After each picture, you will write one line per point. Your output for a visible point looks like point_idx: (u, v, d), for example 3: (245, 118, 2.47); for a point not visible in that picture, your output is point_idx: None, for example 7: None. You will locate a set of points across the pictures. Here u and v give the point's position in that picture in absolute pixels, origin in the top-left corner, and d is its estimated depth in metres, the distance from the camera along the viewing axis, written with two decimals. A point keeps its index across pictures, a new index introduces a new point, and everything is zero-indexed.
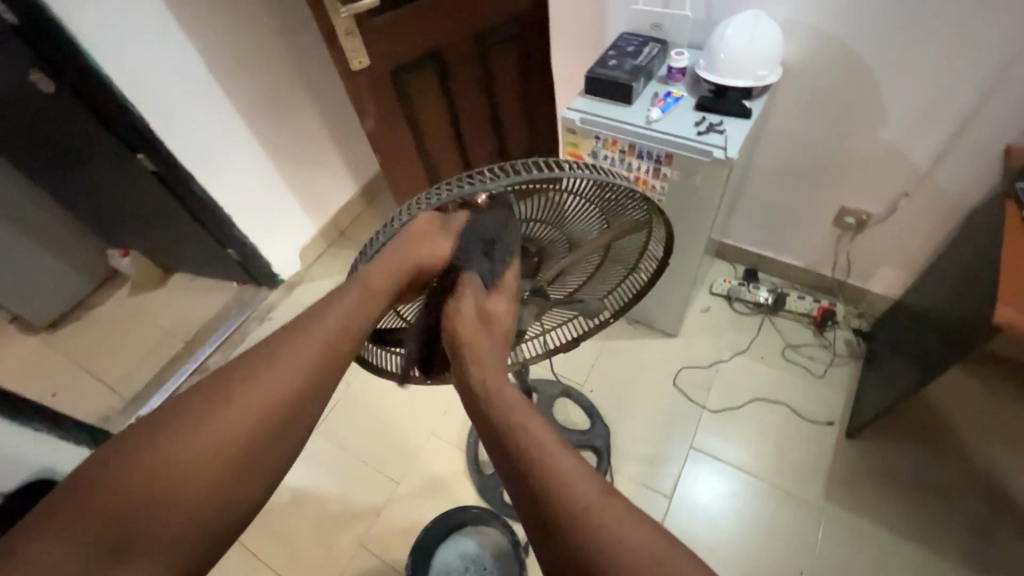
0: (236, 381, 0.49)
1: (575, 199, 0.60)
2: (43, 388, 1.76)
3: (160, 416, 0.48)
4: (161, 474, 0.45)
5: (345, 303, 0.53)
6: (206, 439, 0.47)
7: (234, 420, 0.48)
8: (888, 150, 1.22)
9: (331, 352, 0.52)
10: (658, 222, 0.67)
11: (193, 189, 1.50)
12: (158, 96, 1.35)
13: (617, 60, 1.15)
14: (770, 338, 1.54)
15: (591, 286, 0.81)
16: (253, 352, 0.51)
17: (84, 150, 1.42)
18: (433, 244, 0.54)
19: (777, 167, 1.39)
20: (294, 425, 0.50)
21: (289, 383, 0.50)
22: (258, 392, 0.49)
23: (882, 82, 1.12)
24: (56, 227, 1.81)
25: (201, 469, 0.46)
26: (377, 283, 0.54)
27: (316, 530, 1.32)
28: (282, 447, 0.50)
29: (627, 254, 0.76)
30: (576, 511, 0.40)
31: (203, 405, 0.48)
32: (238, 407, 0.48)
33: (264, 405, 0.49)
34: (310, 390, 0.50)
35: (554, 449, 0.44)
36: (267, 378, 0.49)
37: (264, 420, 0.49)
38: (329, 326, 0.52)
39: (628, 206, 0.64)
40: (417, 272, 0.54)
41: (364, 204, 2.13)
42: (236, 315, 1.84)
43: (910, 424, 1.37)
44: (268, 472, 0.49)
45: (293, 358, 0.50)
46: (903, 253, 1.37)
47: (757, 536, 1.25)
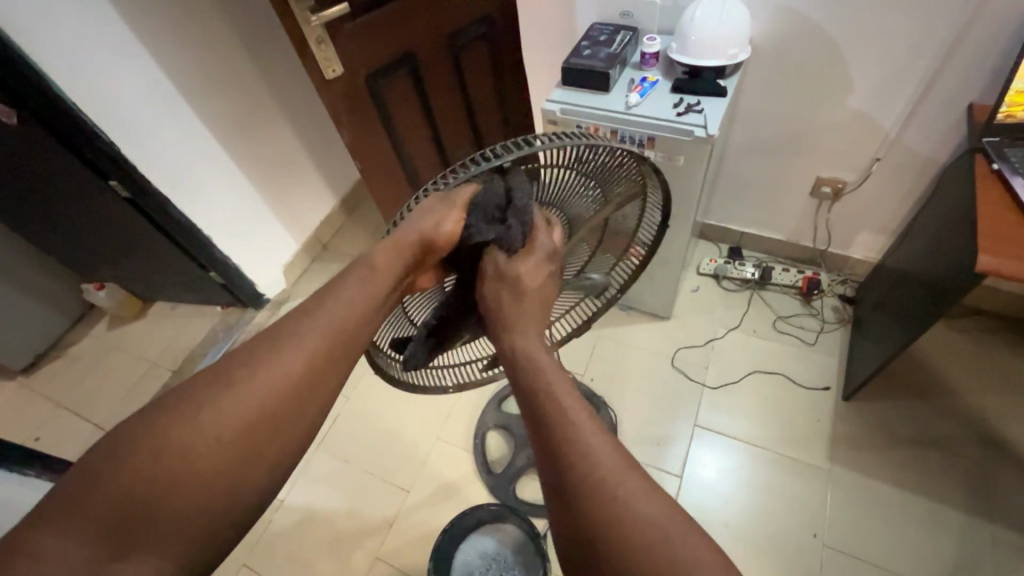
0: (246, 365, 0.48)
1: (573, 168, 0.60)
2: (26, 433, 1.69)
3: (168, 403, 0.47)
4: (169, 459, 0.44)
5: (351, 284, 0.53)
6: (216, 423, 0.46)
7: (243, 405, 0.47)
8: (859, 118, 1.26)
9: (337, 335, 0.51)
10: (653, 182, 0.68)
11: (171, 212, 1.47)
12: (128, 121, 1.32)
13: (591, 49, 1.17)
14: (760, 311, 1.57)
15: (595, 266, 0.80)
16: (262, 338, 0.50)
17: (51, 181, 1.38)
18: (439, 215, 0.52)
19: (753, 144, 1.42)
20: (303, 413, 0.49)
21: (297, 365, 0.49)
22: (267, 376, 0.48)
23: (847, 51, 1.16)
24: (25, 264, 1.75)
25: (208, 454, 0.45)
26: (382, 261, 0.54)
27: (329, 547, 1.30)
28: (289, 435, 0.49)
29: (624, 227, 0.76)
30: (591, 474, 0.41)
31: (211, 392, 0.47)
32: (247, 391, 0.47)
33: (270, 392, 0.48)
34: (318, 374, 0.50)
35: (576, 413, 0.45)
36: (276, 362, 0.49)
37: (272, 404, 0.48)
38: (338, 308, 0.52)
39: (625, 174, 0.65)
40: (422, 245, 0.54)
41: (344, 215, 2.11)
42: (225, 339, 1.80)
43: (902, 381, 1.41)
44: (275, 460, 0.48)
45: (300, 340, 0.50)
46: (880, 217, 1.42)
47: (767, 504, 1.27)
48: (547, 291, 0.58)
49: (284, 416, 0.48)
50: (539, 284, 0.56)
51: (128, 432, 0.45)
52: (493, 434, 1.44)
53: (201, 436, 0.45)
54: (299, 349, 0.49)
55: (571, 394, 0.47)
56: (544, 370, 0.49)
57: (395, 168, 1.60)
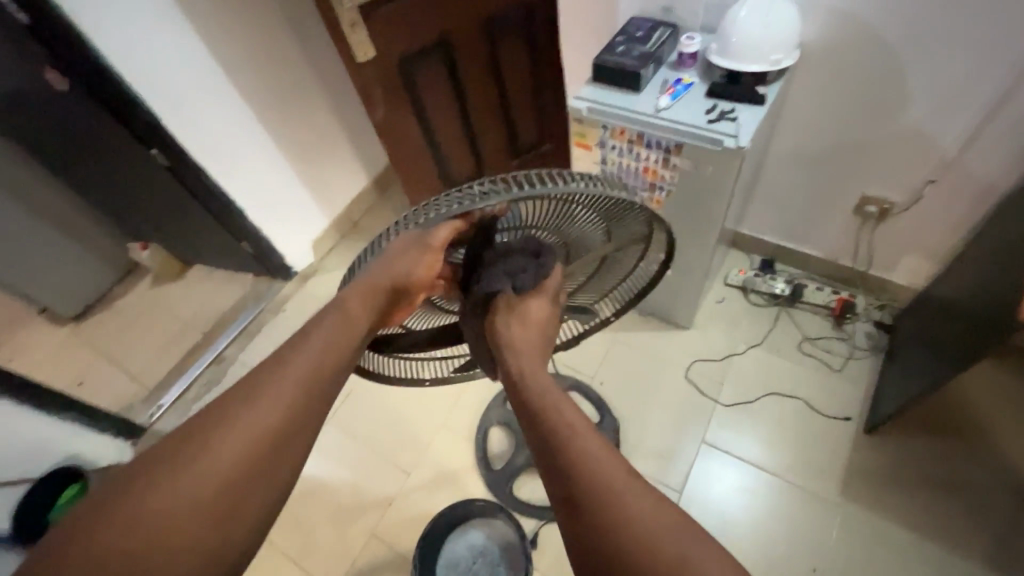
0: (222, 419, 0.50)
1: (575, 208, 0.57)
2: (71, 377, 1.82)
3: (147, 460, 0.47)
4: (146, 524, 0.44)
5: (325, 328, 0.56)
6: (199, 476, 0.47)
7: (224, 459, 0.48)
8: (914, 135, 1.16)
9: (313, 382, 0.53)
10: (660, 230, 0.65)
11: (207, 184, 1.52)
12: (168, 92, 1.36)
13: (626, 46, 1.12)
14: (786, 331, 1.50)
15: (585, 289, 0.79)
16: (235, 389, 0.52)
17: (102, 145, 1.45)
18: (414, 261, 0.55)
19: (797, 154, 1.33)
20: (283, 458, 0.50)
21: (274, 414, 0.51)
22: (248, 424, 0.50)
23: (909, 65, 1.07)
24: (79, 219, 1.86)
25: (187, 514, 0.45)
26: (354, 308, 0.57)
27: (329, 520, 1.35)
28: (272, 482, 0.50)
29: (625, 260, 0.74)
30: (602, 488, 0.46)
31: (190, 446, 0.48)
32: (225, 445, 0.48)
33: (247, 443, 0.49)
34: (296, 421, 0.51)
35: (581, 430, 0.51)
36: (252, 412, 0.50)
37: (252, 454, 0.49)
38: (313, 352, 0.54)
39: (629, 217, 0.62)
40: (394, 289, 0.57)
41: (376, 194, 2.12)
42: (253, 306, 1.86)
43: (935, 420, 1.32)
44: (256, 511, 0.49)
45: (276, 391, 0.52)
46: (929, 243, 1.32)
47: (770, 533, 1.23)
48: (551, 322, 0.62)
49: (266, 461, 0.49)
50: (534, 319, 0.60)
51: (109, 493, 0.45)
52: (495, 430, 1.44)
53: (180, 494, 0.46)
54: (276, 399, 0.51)
55: (572, 413, 0.53)
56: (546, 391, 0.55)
57: (425, 153, 1.59)
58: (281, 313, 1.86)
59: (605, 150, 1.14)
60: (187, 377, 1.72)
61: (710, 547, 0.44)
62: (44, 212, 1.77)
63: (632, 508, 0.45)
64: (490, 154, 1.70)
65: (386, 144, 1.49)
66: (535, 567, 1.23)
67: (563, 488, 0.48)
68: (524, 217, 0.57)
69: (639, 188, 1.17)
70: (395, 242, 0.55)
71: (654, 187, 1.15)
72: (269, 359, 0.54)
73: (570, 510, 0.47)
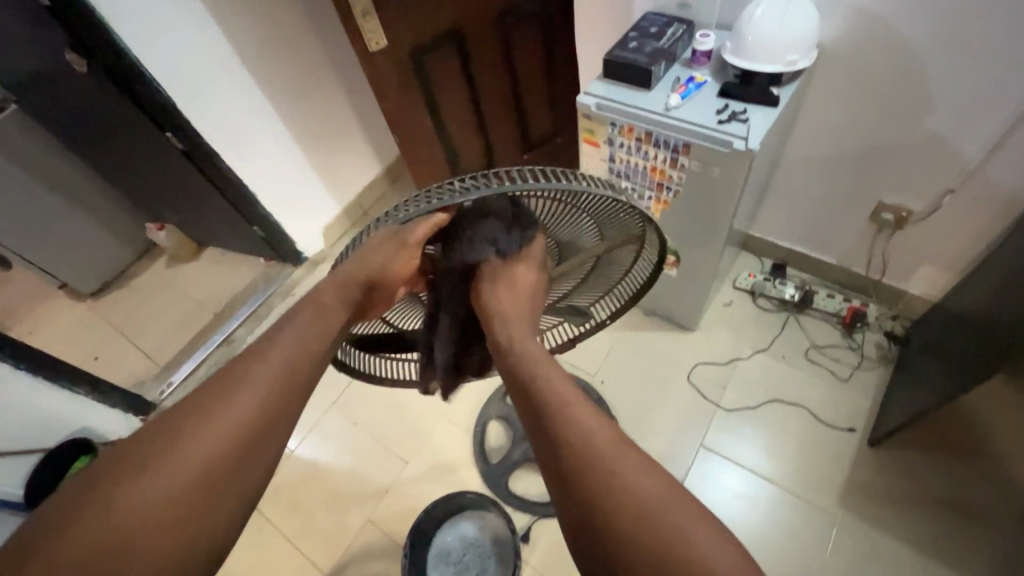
0: (196, 413, 0.51)
1: (556, 203, 0.57)
2: (88, 352, 1.88)
3: (117, 461, 0.47)
4: (119, 523, 0.44)
5: (300, 323, 0.58)
6: (173, 474, 0.47)
7: (198, 452, 0.49)
8: (935, 142, 1.12)
9: (288, 375, 0.54)
10: (650, 234, 0.64)
11: (220, 168, 1.54)
12: (184, 76, 1.38)
13: (638, 42, 1.09)
14: (794, 337, 1.47)
15: (579, 290, 0.79)
16: (207, 385, 0.53)
17: (120, 126, 1.48)
18: (392, 255, 0.56)
19: (812, 157, 1.30)
20: (259, 454, 0.51)
21: (249, 406, 0.52)
22: (222, 422, 0.50)
23: (932, 68, 1.03)
24: (99, 198, 1.90)
25: (160, 512, 0.46)
26: (327, 300, 0.59)
27: (327, 503, 1.37)
28: (248, 473, 0.50)
29: (617, 263, 0.73)
30: (597, 459, 0.46)
31: (162, 445, 0.48)
32: (200, 437, 0.49)
33: (223, 439, 0.50)
34: (271, 412, 0.52)
35: (576, 405, 0.50)
36: (225, 409, 0.51)
37: (227, 446, 0.50)
38: (289, 347, 0.56)
39: (617, 217, 0.61)
40: (371, 282, 0.58)
41: (388, 183, 2.13)
42: (263, 290, 1.89)
43: (942, 435, 1.29)
44: (231, 506, 0.49)
45: (250, 384, 0.53)
46: (946, 254, 1.28)
47: (765, 541, 1.21)
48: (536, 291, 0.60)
49: (241, 457, 0.50)
50: (523, 285, 0.59)
51: (79, 495, 0.45)
52: (494, 423, 1.45)
53: (155, 489, 0.46)
54: (251, 392, 0.52)
55: (566, 386, 0.53)
56: (540, 360, 0.55)
57: (435, 144, 1.58)
58: (290, 298, 1.88)
59: (612, 147, 1.13)
60: (197, 356, 1.76)
61: (709, 527, 0.43)
62: (66, 190, 1.81)
63: (629, 482, 0.45)
64: (501, 146, 1.69)
65: (396, 134, 1.49)
66: (527, 561, 1.24)
67: (559, 461, 0.47)
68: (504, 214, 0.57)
69: (646, 187, 1.16)
70: (376, 235, 0.56)
71: (661, 186, 1.13)
72: (242, 355, 0.55)
73: (565, 482, 0.46)
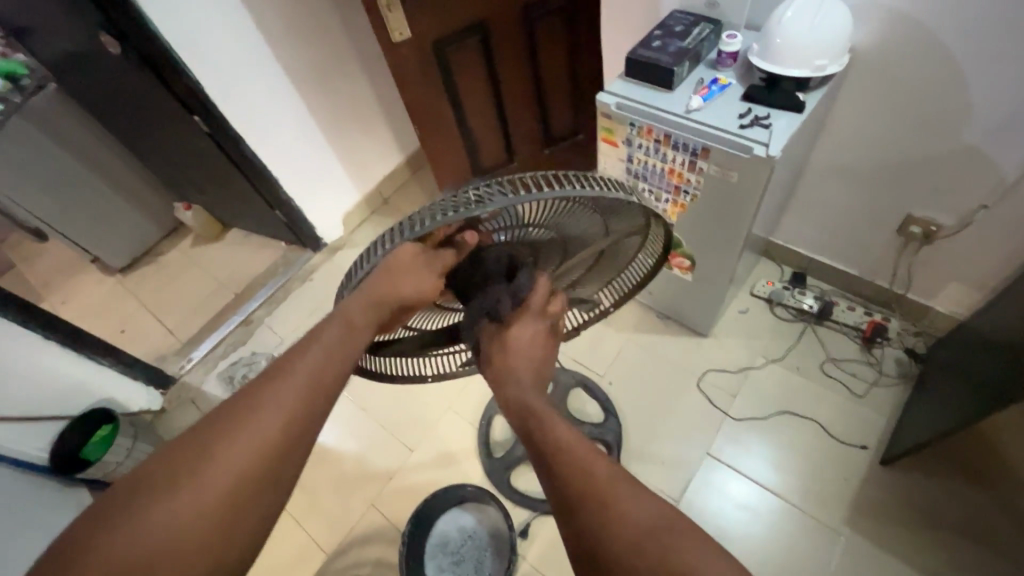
0: (217, 433, 0.46)
1: (571, 205, 0.55)
2: (116, 325, 1.95)
3: (139, 479, 0.44)
4: (141, 545, 0.41)
5: (326, 340, 0.52)
6: (197, 494, 0.43)
7: (219, 475, 0.44)
8: (971, 154, 1.07)
9: (314, 392, 0.50)
10: (657, 224, 0.64)
11: (245, 153, 1.58)
12: (213, 61, 1.40)
13: (662, 41, 1.07)
14: (810, 348, 1.44)
15: (587, 282, 0.79)
16: (227, 404, 0.48)
17: (152, 108, 1.52)
18: (417, 277, 0.52)
19: (840, 166, 1.26)
20: (285, 470, 0.47)
21: (274, 425, 0.47)
22: (247, 438, 0.46)
23: (971, 77, 0.98)
24: (131, 176, 1.97)
25: (186, 533, 0.42)
26: (357, 317, 0.53)
27: (334, 485, 1.40)
28: (270, 498, 0.46)
29: (623, 251, 0.73)
30: (592, 492, 0.45)
31: (185, 462, 0.44)
32: (220, 461, 0.45)
33: (248, 456, 0.45)
34: (297, 432, 0.48)
35: (572, 438, 0.49)
36: (249, 424, 0.46)
37: (249, 469, 0.45)
38: (317, 358, 0.51)
39: (625, 212, 0.60)
40: (397, 303, 0.53)
41: (409, 173, 2.13)
42: (283, 273, 1.93)
43: (959, 458, 1.25)
44: (257, 525, 0.45)
45: (275, 402, 0.48)
46: (975, 271, 1.23)
47: (769, 554, 1.20)
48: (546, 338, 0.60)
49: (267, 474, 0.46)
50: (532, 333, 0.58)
51: (101, 514, 0.42)
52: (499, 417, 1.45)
53: (175, 515, 0.42)
54: (275, 411, 0.47)
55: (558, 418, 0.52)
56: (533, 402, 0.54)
57: (455, 137, 1.58)
58: (308, 282, 1.91)
59: (631, 148, 1.11)
60: (217, 334, 1.81)
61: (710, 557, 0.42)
62: (98, 167, 1.87)
63: (633, 519, 0.43)
64: (521, 141, 1.68)
65: (417, 125, 1.49)
66: (525, 556, 1.25)
67: (557, 496, 0.47)
68: (519, 216, 0.55)
69: (664, 190, 1.14)
70: (392, 255, 0.50)
71: (679, 190, 1.12)
72: (266, 370, 0.50)
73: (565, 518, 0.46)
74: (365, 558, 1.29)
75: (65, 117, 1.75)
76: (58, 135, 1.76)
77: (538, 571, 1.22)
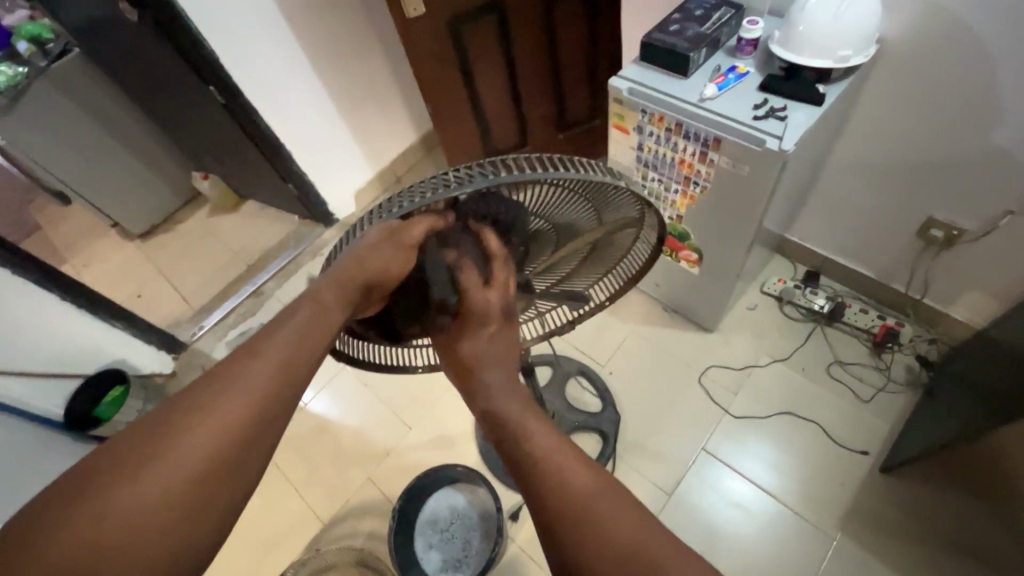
0: (182, 415, 0.43)
1: (561, 191, 0.55)
2: (133, 289, 2.00)
3: (100, 462, 0.41)
4: (103, 528, 0.39)
5: (297, 322, 0.49)
6: (161, 475, 0.41)
7: (183, 461, 0.42)
8: (1000, 157, 1.02)
9: (286, 373, 0.47)
10: (651, 214, 0.64)
11: (258, 125, 1.58)
12: (229, 32, 1.40)
13: (680, 25, 1.03)
14: (818, 349, 1.41)
15: (582, 274, 0.78)
16: (194, 386, 0.45)
17: (169, 77, 1.53)
18: (388, 252, 0.50)
19: (861, 163, 1.21)
20: (254, 451, 0.44)
21: (242, 409, 0.44)
22: (215, 419, 0.43)
23: (1005, 75, 0.93)
24: (150, 144, 1.99)
25: (151, 515, 0.40)
26: (328, 298, 0.51)
27: (333, 458, 1.43)
28: (238, 484, 0.44)
29: (617, 245, 0.73)
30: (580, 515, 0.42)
31: (148, 444, 0.42)
32: (183, 446, 0.42)
33: (216, 436, 0.43)
34: (266, 415, 0.45)
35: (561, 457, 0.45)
36: (217, 405, 0.44)
37: (215, 454, 0.43)
38: (288, 341, 0.48)
39: (620, 199, 0.61)
40: (369, 283, 0.51)
41: (423, 151, 2.12)
42: (294, 247, 1.94)
43: (962, 470, 1.22)
44: (225, 508, 0.43)
45: (240, 385, 0.45)
46: (995, 279, 1.18)
47: (760, 554, 1.19)
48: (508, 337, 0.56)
49: (236, 455, 0.43)
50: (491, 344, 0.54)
51: (59, 497, 0.40)
52: None
53: (136, 498, 0.40)
54: (241, 392, 0.45)
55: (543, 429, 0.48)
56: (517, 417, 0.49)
57: (467, 116, 1.56)
58: (318, 257, 1.93)
59: (642, 135, 1.09)
60: (227, 304, 1.84)
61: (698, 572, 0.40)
62: (118, 134, 1.90)
63: (611, 533, 0.41)
64: (535, 124, 1.65)
65: (428, 103, 1.48)
66: (513, 538, 1.26)
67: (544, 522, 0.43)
68: (508, 202, 0.54)
69: (673, 180, 1.12)
70: (370, 229, 0.51)
71: (688, 180, 1.09)
72: (232, 355, 0.47)
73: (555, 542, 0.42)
74: (358, 529, 1.33)
75: (88, 82, 1.78)
76: (80, 100, 1.78)
77: (525, 553, 1.24)
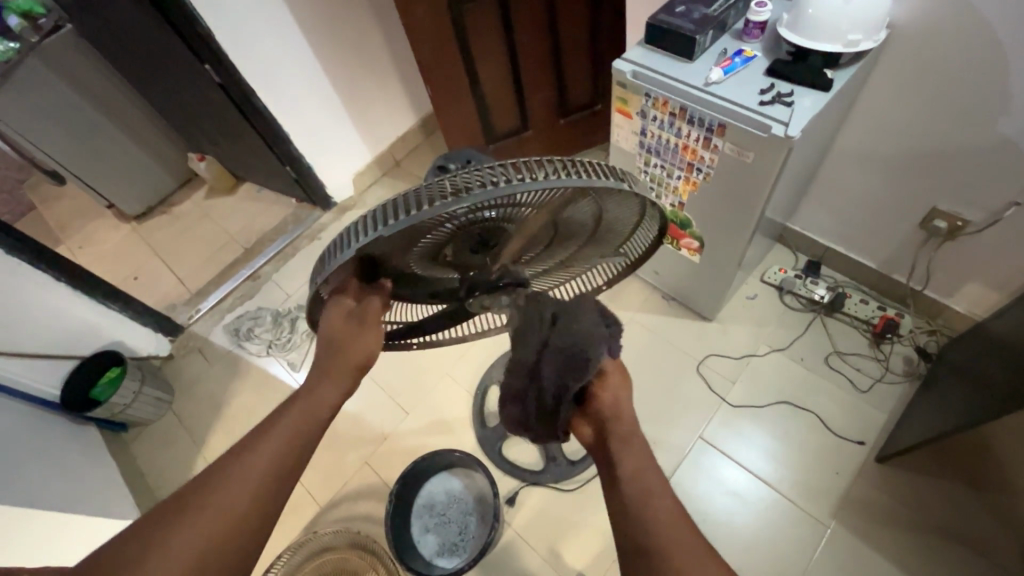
0: (195, 497, 0.50)
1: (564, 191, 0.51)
2: (129, 271, 1.98)
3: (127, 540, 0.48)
4: None
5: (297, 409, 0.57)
6: (177, 553, 0.47)
7: (194, 538, 0.48)
8: (1008, 147, 1.00)
9: (288, 456, 0.54)
10: (654, 211, 0.61)
11: (256, 106, 1.55)
12: (225, 9, 1.36)
13: (687, 6, 1.01)
14: (817, 339, 1.41)
15: (579, 258, 0.76)
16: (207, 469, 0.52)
17: (163, 54, 1.50)
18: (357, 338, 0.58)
19: (866, 152, 1.20)
20: (256, 527, 0.51)
21: (249, 487, 0.51)
22: (224, 501, 0.50)
23: (1014, 64, 0.91)
24: (145, 123, 1.96)
25: None
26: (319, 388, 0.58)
27: (330, 442, 1.44)
28: (242, 554, 0.50)
29: (615, 234, 0.70)
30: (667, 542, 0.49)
31: (167, 524, 0.49)
32: (198, 522, 0.49)
33: (225, 516, 0.50)
34: (270, 494, 0.52)
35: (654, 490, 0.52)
36: (226, 487, 0.51)
37: (222, 532, 0.49)
38: (291, 427, 0.55)
39: (625, 198, 0.56)
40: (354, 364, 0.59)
41: (422, 135, 2.09)
42: (292, 230, 1.93)
43: (955, 460, 1.23)
44: None
45: (248, 468, 0.52)
46: (997, 271, 1.17)
47: (755, 544, 1.19)
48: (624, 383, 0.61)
49: (241, 533, 0.50)
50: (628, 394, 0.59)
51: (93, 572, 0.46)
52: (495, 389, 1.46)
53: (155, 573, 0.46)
54: (249, 475, 0.52)
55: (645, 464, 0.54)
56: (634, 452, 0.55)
57: (467, 99, 1.53)
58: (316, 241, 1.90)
59: (644, 120, 1.07)
60: (224, 287, 1.82)
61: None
62: (112, 112, 1.86)
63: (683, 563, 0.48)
64: (537, 109, 1.63)
65: (428, 84, 1.46)
66: (509, 523, 1.27)
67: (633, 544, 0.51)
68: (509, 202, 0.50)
69: (675, 166, 1.11)
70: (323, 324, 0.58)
71: (691, 167, 1.07)
72: (240, 441, 0.54)
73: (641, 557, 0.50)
74: (356, 512, 1.33)
75: (81, 59, 1.74)
76: (72, 78, 1.75)
77: (522, 538, 1.25)
